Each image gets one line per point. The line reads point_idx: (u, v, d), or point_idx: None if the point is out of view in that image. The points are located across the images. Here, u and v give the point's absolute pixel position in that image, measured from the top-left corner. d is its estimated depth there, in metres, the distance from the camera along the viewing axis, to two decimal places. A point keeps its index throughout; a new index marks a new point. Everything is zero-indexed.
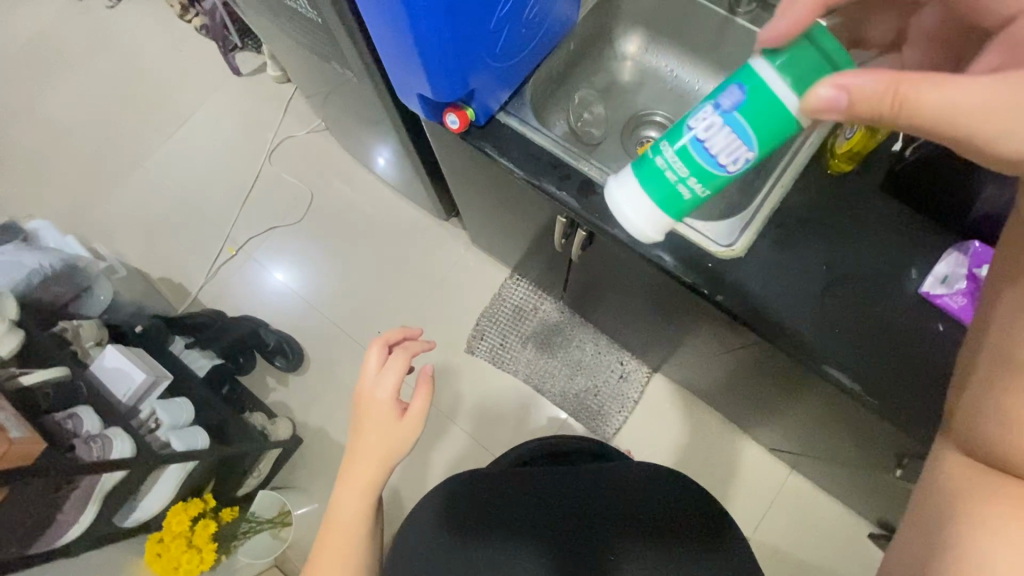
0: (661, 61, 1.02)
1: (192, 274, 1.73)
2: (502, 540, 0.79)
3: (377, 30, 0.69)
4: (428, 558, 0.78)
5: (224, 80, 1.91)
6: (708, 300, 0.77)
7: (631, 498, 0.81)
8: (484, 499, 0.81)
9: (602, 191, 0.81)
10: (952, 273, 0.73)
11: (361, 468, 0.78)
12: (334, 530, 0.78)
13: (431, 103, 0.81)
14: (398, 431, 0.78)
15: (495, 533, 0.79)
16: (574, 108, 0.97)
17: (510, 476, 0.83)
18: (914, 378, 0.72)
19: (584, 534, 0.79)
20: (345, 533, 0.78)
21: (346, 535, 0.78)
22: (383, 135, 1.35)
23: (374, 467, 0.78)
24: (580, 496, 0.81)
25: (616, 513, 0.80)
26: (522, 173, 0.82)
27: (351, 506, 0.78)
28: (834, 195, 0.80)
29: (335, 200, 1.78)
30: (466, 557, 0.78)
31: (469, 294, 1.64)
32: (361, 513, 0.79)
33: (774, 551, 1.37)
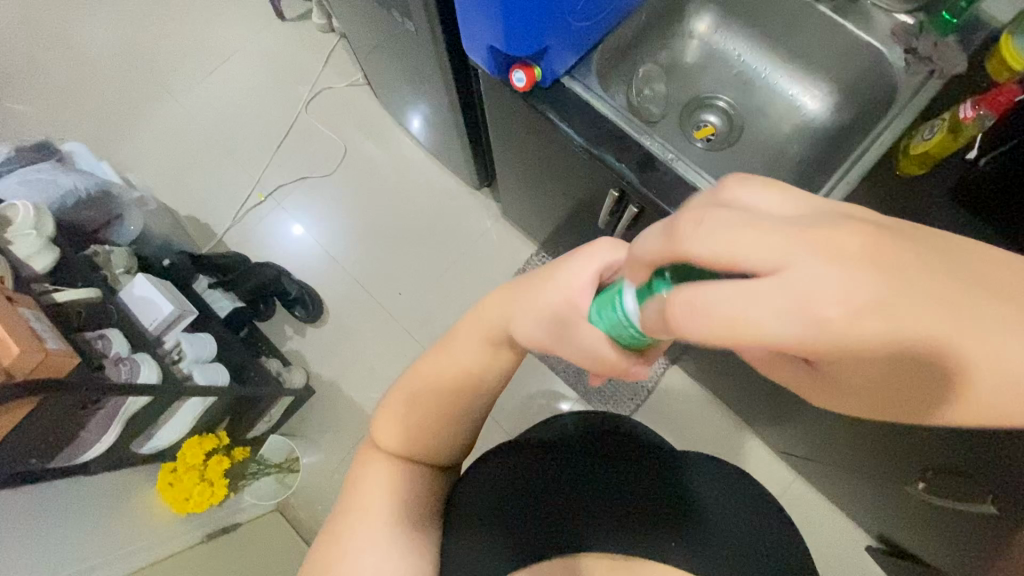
0: (729, 44, 0.99)
1: (219, 215, 1.73)
2: (496, 497, 0.74)
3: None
4: (485, 543, 0.70)
5: (266, 23, 1.87)
6: None
7: (655, 471, 0.77)
8: (532, 471, 0.76)
9: (662, 166, 0.79)
10: None
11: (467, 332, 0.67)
12: (444, 356, 0.69)
13: (498, 57, 0.79)
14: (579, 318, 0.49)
15: (555, 507, 0.73)
16: (636, 82, 0.94)
17: (559, 440, 0.80)
18: None
19: (571, 513, 0.72)
20: (443, 370, 0.69)
21: (455, 389, 0.69)
22: (429, 94, 1.32)
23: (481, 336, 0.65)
24: (632, 468, 0.76)
25: (679, 485, 0.76)
26: (582, 141, 0.80)
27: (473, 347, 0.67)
28: (902, 197, 0.76)
29: (367, 157, 1.76)
30: (529, 533, 0.71)
31: (494, 265, 1.65)
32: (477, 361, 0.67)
33: None
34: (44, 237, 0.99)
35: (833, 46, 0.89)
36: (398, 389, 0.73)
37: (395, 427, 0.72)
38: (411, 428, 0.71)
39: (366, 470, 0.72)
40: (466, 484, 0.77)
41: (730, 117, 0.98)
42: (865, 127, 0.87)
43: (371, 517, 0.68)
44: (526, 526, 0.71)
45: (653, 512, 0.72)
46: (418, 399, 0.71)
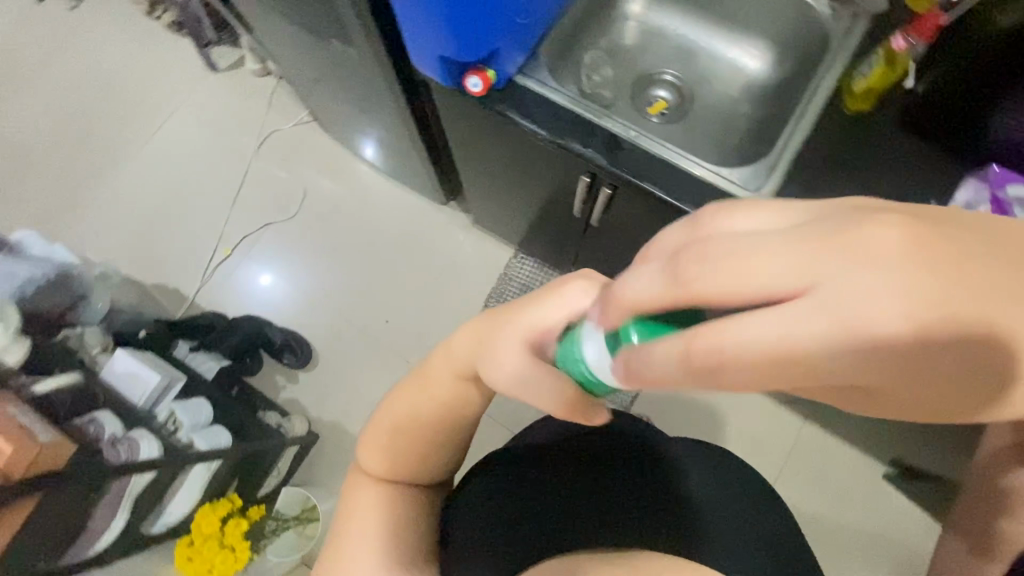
0: (664, 20, 1.03)
1: (187, 277, 1.68)
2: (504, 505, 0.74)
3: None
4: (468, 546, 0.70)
5: (200, 78, 1.84)
6: None
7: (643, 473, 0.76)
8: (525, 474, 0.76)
9: (628, 144, 0.81)
10: (974, 199, 0.72)
11: (431, 380, 0.64)
12: (419, 394, 0.65)
13: (451, 66, 0.80)
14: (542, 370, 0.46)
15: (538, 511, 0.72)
16: (585, 70, 0.97)
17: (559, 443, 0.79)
18: None
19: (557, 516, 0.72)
20: (409, 416, 0.66)
21: (430, 423, 0.66)
22: (382, 119, 1.32)
23: (449, 375, 0.62)
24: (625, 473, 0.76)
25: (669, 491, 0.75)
26: (546, 134, 0.82)
27: (444, 385, 0.63)
28: (859, 133, 0.79)
29: (329, 191, 1.74)
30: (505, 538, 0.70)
31: (475, 275, 1.65)
32: (453, 397, 0.63)
33: (833, 524, 1.39)
34: (12, 330, 0.95)
35: (762, 6, 0.93)
36: (376, 421, 0.70)
37: (374, 451, 0.70)
38: (397, 456, 0.68)
39: (359, 487, 0.70)
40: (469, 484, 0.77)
41: (679, 89, 1.01)
42: (805, 77, 0.91)
43: (365, 537, 0.65)
44: (505, 530, 0.71)
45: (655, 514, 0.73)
46: (395, 434, 0.68)
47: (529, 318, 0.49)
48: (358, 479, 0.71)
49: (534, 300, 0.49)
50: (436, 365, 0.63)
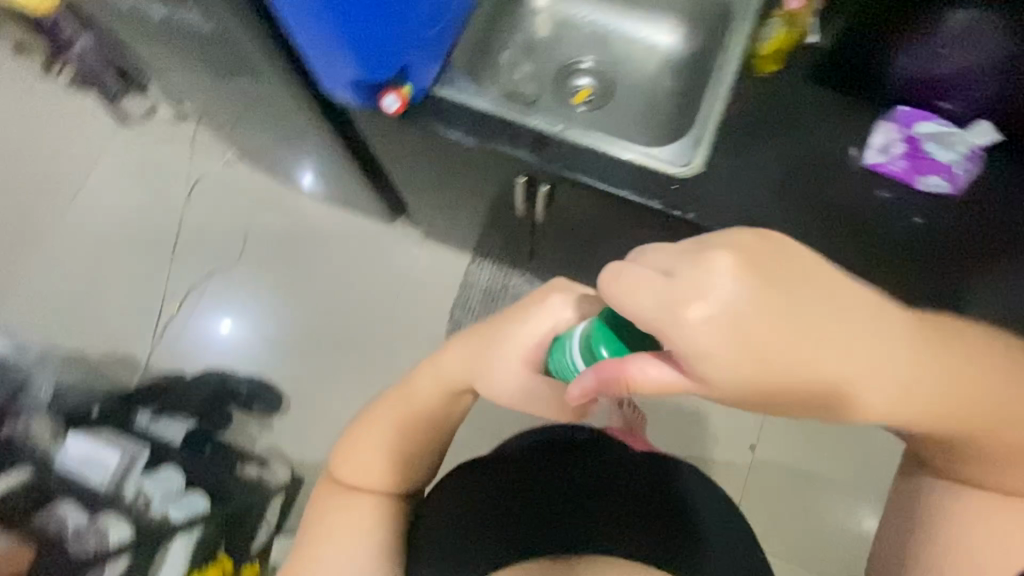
0: (573, 9, 1.03)
1: (136, 342, 1.60)
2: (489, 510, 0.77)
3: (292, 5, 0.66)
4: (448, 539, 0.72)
5: (114, 133, 1.75)
6: (680, 219, 0.78)
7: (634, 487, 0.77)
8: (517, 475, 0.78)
9: (555, 139, 0.81)
10: (888, 140, 0.77)
11: (419, 388, 0.75)
12: (401, 409, 0.75)
13: (364, 89, 0.77)
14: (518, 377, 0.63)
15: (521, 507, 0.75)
16: (503, 71, 0.97)
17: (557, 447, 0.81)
18: (884, 245, 0.76)
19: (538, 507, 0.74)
20: (400, 422, 0.76)
21: (414, 428, 0.76)
22: (309, 146, 1.28)
23: (436, 385, 0.74)
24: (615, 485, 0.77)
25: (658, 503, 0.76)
26: (474, 141, 0.81)
27: (430, 393, 0.74)
28: (774, 93, 0.81)
29: (271, 228, 1.69)
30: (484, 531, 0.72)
31: (435, 288, 1.63)
32: (432, 406, 0.75)
33: None
34: None
35: None
36: (359, 428, 0.78)
37: (355, 462, 0.76)
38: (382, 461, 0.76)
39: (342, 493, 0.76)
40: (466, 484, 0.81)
41: (599, 74, 1.02)
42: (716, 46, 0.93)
43: (355, 539, 0.72)
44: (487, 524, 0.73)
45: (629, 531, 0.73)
46: (380, 438, 0.76)
47: (511, 332, 0.63)
48: (337, 487, 0.77)
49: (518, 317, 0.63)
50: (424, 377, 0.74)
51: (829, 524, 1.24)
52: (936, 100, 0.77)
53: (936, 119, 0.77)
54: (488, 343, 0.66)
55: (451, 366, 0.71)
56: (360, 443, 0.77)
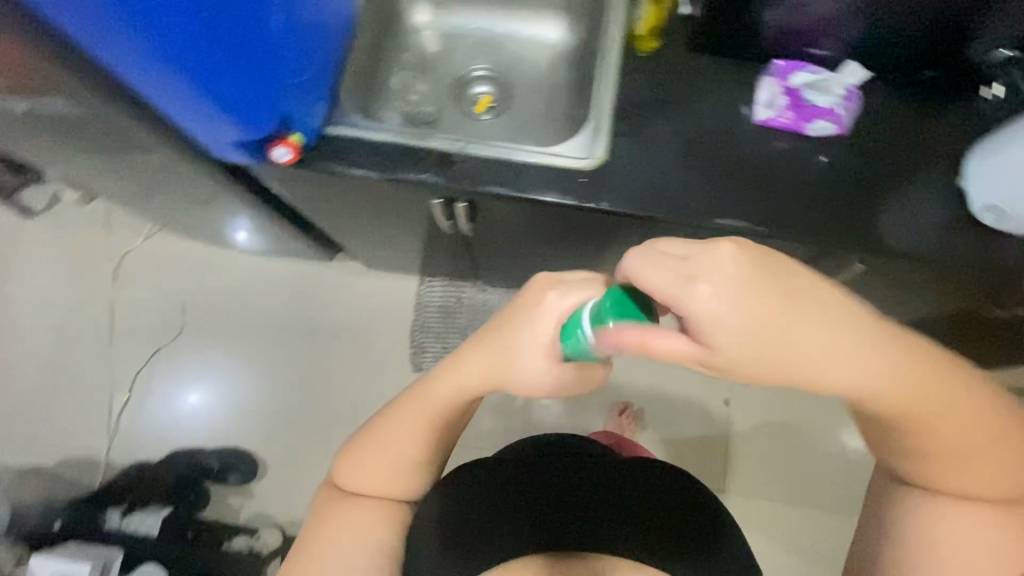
0: (455, 20, 1.03)
1: (91, 441, 1.53)
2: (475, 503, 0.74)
3: (150, 78, 0.64)
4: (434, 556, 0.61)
5: (21, 231, 1.66)
6: (596, 210, 0.79)
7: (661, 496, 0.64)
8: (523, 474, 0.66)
9: (458, 157, 0.80)
10: (773, 96, 0.79)
11: (432, 393, 0.70)
12: (412, 413, 0.71)
13: (253, 145, 0.76)
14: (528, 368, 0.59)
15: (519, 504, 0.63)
16: (398, 96, 0.97)
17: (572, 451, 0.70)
18: (793, 195, 0.78)
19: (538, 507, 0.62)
20: (411, 427, 0.72)
21: (421, 435, 0.72)
22: (223, 206, 1.23)
23: (449, 389, 0.69)
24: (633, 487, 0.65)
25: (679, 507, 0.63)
26: (377, 174, 0.79)
27: (441, 401, 0.69)
28: (659, 69, 0.83)
29: (209, 292, 1.63)
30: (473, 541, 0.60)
31: (390, 316, 1.60)
32: (447, 413, 0.71)
33: None
34: None
35: None
36: (365, 432, 0.75)
37: (359, 470, 0.75)
38: (383, 467, 0.74)
39: (344, 501, 0.75)
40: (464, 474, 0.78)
41: (496, 79, 1.02)
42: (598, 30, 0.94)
43: (351, 551, 0.71)
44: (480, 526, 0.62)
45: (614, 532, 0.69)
46: (383, 444, 0.74)
47: (521, 325, 0.59)
48: (341, 493, 0.76)
49: (525, 308, 0.59)
50: (435, 387, 0.69)
51: (814, 461, 1.28)
52: (808, 48, 0.80)
53: (811, 67, 0.79)
54: (499, 338, 0.62)
55: (463, 374, 0.67)
56: (369, 450, 0.75)
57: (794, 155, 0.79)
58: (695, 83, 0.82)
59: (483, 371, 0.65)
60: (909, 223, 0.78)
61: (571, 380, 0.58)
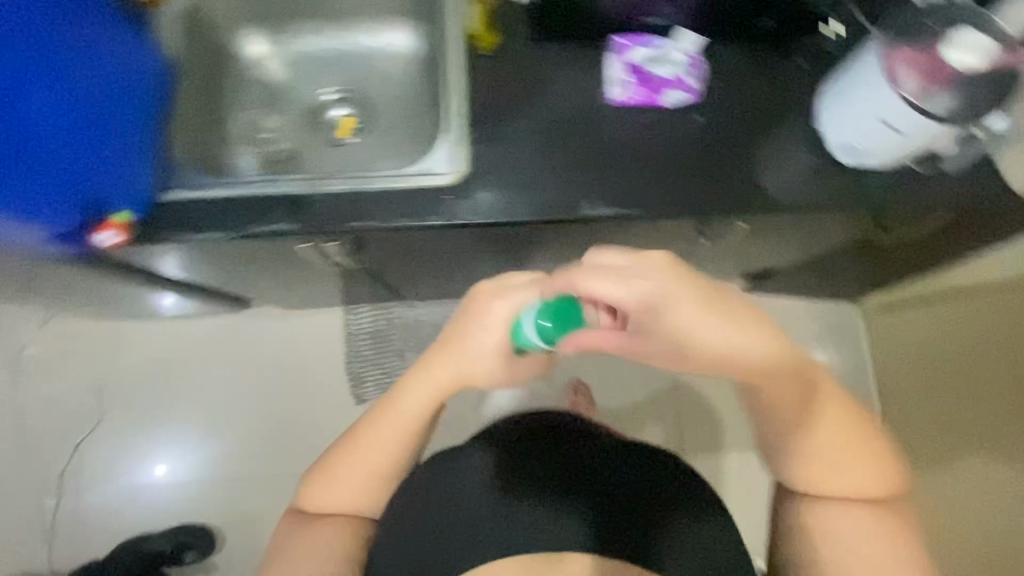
0: (295, 42, 0.96)
1: (29, 552, 1.43)
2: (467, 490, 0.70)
3: None
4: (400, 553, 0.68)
5: None
6: (466, 225, 0.76)
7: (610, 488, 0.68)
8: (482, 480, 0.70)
9: (312, 199, 0.76)
10: (619, 75, 0.78)
11: (405, 400, 0.72)
12: (386, 421, 0.73)
13: (78, 235, 0.71)
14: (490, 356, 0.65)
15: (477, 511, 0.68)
16: (250, 138, 0.92)
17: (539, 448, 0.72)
18: (661, 172, 0.77)
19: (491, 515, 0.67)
20: (385, 437, 0.73)
21: (396, 444, 0.74)
22: (102, 283, 1.14)
23: (424, 397, 0.71)
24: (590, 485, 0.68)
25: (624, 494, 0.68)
26: (226, 234, 0.74)
27: (416, 408, 0.72)
28: (505, 67, 0.80)
29: (123, 368, 1.53)
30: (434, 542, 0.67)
31: (322, 353, 1.54)
32: (424, 418, 0.73)
33: None
34: None
35: None
36: (338, 447, 0.76)
37: (332, 485, 0.75)
38: (357, 480, 0.75)
39: (314, 521, 0.75)
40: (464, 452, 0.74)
41: (352, 99, 0.96)
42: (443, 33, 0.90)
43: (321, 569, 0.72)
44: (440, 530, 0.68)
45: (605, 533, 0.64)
46: (356, 455, 0.74)
47: (478, 322, 0.64)
48: (310, 512, 0.76)
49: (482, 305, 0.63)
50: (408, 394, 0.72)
51: None
52: (644, 19, 0.77)
53: (649, 42, 0.78)
54: (458, 336, 0.66)
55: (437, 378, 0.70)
56: (340, 465, 0.75)
57: (653, 132, 0.78)
58: (543, 76, 0.80)
59: (454, 371, 0.68)
60: (788, 174, 0.77)
61: (525, 368, 0.65)
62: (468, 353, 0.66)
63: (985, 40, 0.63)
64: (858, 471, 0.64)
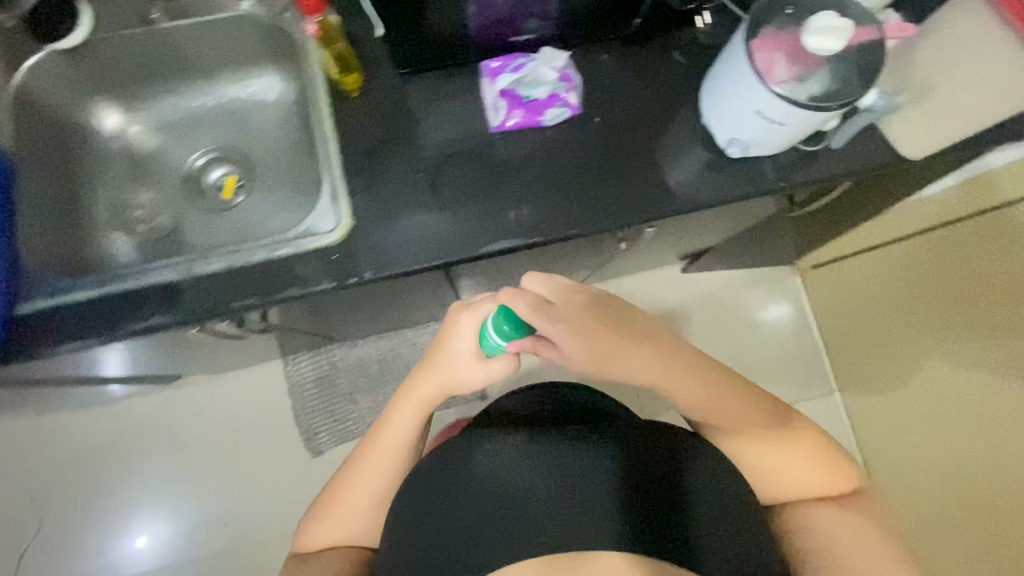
0: (155, 108, 0.88)
1: None
2: (494, 481, 0.65)
3: None
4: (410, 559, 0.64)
5: None
6: (363, 282, 0.72)
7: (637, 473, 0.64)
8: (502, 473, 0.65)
9: (189, 283, 0.70)
10: (494, 99, 0.75)
11: (397, 415, 0.79)
12: (382, 436, 0.80)
13: None
14: (470, 369, 0.75)
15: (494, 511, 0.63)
16: (121, 219, 0.84)
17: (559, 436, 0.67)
18: (557, 192, 0.75)
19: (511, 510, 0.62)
20: (383, 452, 0.79)
21: (392, 458, 0.80)
22: None
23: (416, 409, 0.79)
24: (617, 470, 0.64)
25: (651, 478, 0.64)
26: (97, 338, 0.68)
27: (408, 419, 0.79)
28: (376, 108, 0.76)
29: (46, 470, 1.38)
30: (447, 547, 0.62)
31: (268, 411, 1.44)
32: (416, 431, 0.80)
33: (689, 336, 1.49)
34: None
35: (221, 43, 0.83)
36: (345, 470, 0.82)
37: (340, 505, 0.80)
38: (362, 497, 0.80)
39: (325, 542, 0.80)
40: (483, 440, 0.69)
41: (232, 157, 0.90)
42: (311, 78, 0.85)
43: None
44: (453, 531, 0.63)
45: (640, 525, 0.59)
46: (359, 475, 0.80)
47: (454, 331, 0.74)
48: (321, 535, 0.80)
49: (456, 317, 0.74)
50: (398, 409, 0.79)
51: None
52: (512, 35, 0.74)
53: (516, 62, 0.75)
54: (437, 358, 0.76)
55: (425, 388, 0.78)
56: (345, 485, 0.81)
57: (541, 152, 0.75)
58: (417, 111, 0.76)
59: (440, 379, 0.77)
60: (690, 171, 0.75)
61: (498, 368, 0.74)
62: (450, 359, 0.76)
63: (840, 20, 0.60)
64: (804, 470, 0.76)
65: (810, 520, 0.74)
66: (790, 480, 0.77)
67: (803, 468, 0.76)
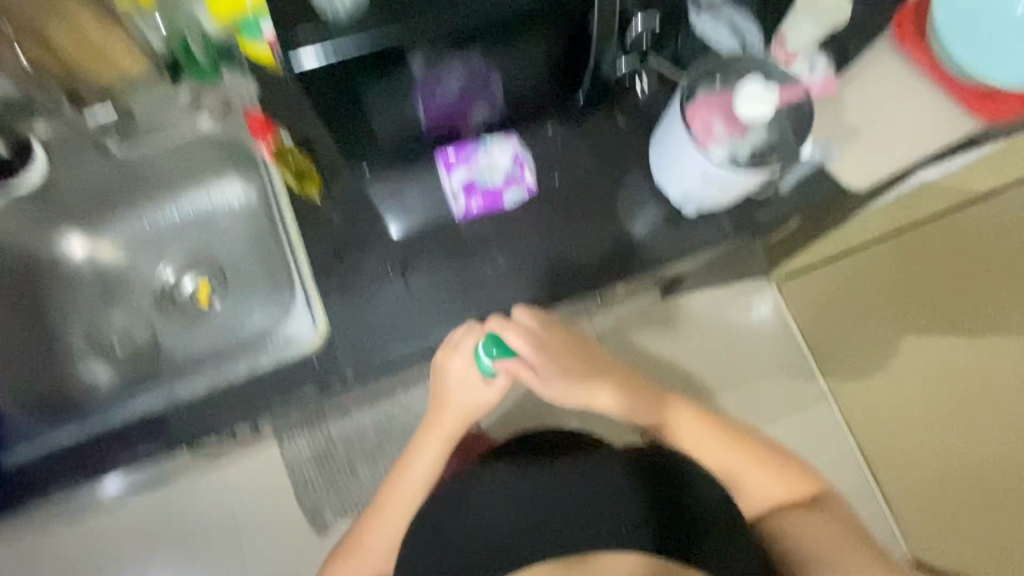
0: (119, 227, 0.88)
1: None
2: (497, 500, 0.63)
3: None
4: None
5: None
6: (346, 384, 0.73)
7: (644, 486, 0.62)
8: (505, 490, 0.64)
9: (168, 412, 0.70)
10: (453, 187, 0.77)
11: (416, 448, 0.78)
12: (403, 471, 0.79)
13: None
14: (478, 395, 0.75)
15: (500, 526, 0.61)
16: (96, 347, 0.85)
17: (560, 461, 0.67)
18: (525, 269, 0.77)
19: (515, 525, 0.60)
20: (404, 489, 0.79)
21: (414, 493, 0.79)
22: None
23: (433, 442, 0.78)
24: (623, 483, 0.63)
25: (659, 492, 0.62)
26: (81, 481, 0.69)
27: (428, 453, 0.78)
28: (339, 210, 0.78)
29: None
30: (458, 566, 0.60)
31: (266, 499, 1.37)
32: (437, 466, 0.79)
33: None
34: None
35: (179, 160, 0.85)
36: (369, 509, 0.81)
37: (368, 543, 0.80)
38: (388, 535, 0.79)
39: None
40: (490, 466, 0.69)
41: (204, 265, 0.91)
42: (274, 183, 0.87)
43: None
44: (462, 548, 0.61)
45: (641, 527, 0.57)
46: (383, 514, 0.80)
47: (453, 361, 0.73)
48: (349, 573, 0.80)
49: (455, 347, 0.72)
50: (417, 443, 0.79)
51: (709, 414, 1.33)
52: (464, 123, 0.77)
53: (470, 157, 0.77)
54: (444, 387, 0.76)
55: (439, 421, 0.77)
56: (372, 520, 0.81)
57: (505, 232, 0.78)
58: (381, 208, 0.78)
59: (451, 409, 0.76)
60: (651, 227, 0.78)
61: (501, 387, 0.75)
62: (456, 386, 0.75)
63: (769, 90, 0.65)
64: (769, 481, 0.76)
65: (797, 531, 0.71)
66: (753, 491, 0.76)
67: (769, 478, 0.76)
